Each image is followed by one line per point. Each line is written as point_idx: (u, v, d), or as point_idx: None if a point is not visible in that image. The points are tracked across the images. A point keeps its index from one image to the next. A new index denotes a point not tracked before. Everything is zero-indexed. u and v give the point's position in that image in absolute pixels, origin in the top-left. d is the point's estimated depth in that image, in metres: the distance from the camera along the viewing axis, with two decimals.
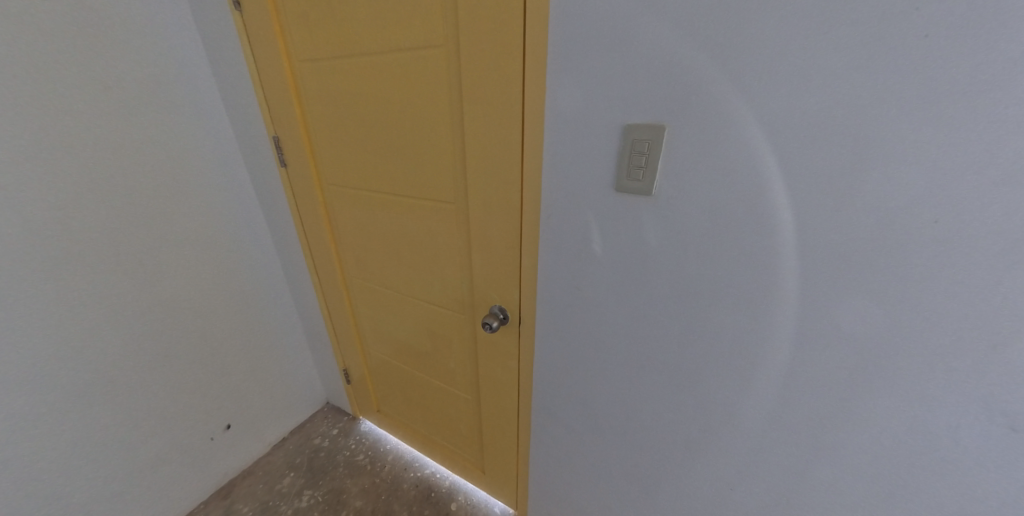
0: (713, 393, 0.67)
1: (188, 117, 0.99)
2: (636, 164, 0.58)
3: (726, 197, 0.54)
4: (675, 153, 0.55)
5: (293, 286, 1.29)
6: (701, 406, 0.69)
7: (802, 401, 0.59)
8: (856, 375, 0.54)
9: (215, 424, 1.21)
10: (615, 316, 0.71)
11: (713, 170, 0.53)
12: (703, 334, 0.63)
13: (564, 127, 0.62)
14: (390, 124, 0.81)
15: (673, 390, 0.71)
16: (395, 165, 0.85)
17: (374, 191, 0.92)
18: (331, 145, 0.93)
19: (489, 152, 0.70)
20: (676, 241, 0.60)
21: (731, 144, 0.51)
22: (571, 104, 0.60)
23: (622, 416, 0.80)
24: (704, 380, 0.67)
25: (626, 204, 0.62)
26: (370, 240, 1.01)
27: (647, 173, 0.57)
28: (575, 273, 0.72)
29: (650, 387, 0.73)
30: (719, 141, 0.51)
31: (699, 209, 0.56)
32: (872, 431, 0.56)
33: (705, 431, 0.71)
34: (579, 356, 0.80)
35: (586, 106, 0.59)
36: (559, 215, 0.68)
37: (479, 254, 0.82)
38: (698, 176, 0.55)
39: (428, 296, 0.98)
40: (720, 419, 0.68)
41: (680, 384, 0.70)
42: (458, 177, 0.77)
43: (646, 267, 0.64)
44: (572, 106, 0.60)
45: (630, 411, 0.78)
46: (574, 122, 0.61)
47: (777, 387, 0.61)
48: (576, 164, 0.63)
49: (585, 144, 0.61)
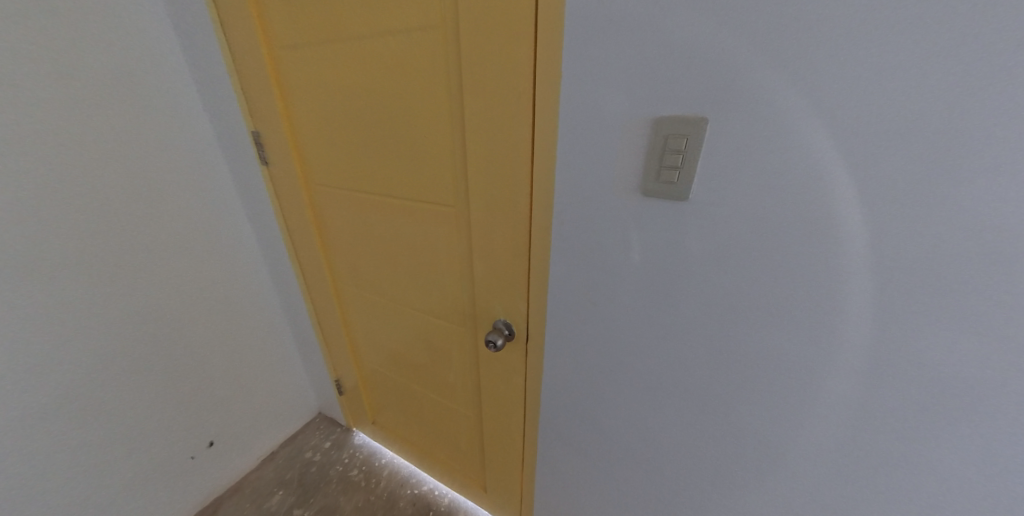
0: (748, 422, 0.59)
1: (162, 110, 0.90)
2: (668, 163, 0.49)
3: (777, 202, 0.45)
4: (715, 152, 0.47)
5: (281, 292, 1.21)
6: (732, 434, 0.62)
7: (852, 432, 0.52)
8: (921, 410, 0.47)
9: (198, 441, 1.12)
10: (635, 334, 0.63)
11: (760, 173, 0.45)
12: (738, 358, 0.56)
13: (582, 119, 0.53)
14: (381, 119, 0.72)
15: (700, 416, 0.64)
16: (388, 164, 0.77)
17: (366, 192, 0.84)
18: (317, 141, 0.84)
19: (494, 149, 0.61)
20: (712, 253, 0.52)
21: (785, 143, 0.43)
22: (589, 94, 0.51)
23: (640, 441, 0.73)
24: (737, 408, 0.59)
25: (652, 211, 0.53)
26: (363, 245, 0.93)
27: (682, 173, 0.49)
28: (590, 287, 0.64)
29: (674, 412, 0.66)
30: (771, 137, 0.43)
31: (741, 218, 0.48)
32: (935, 471, 0.49)
33: (736, 461, 0.64)
34: (593, 376, 0.72)
35: (608, 96, 0.50)
36: (573, 222, 0.60)
37: (482, 263, 0.73)
38: (743, 179, 0.46)
39: (426, 307, 0.90)
40: (754, 450, 0.61)
41: (709, 411, 0.62)
42: (458, 177, 0.69)
43: (674, 282, 0.56)
44: (591, 95, 0.51)
45: (650, 436, 0.71)
46: (593, 115, 0.52)
47: (824, 419, 0.53)
48: (595, 164, 0.54)
49: (606, 140, 0.52)
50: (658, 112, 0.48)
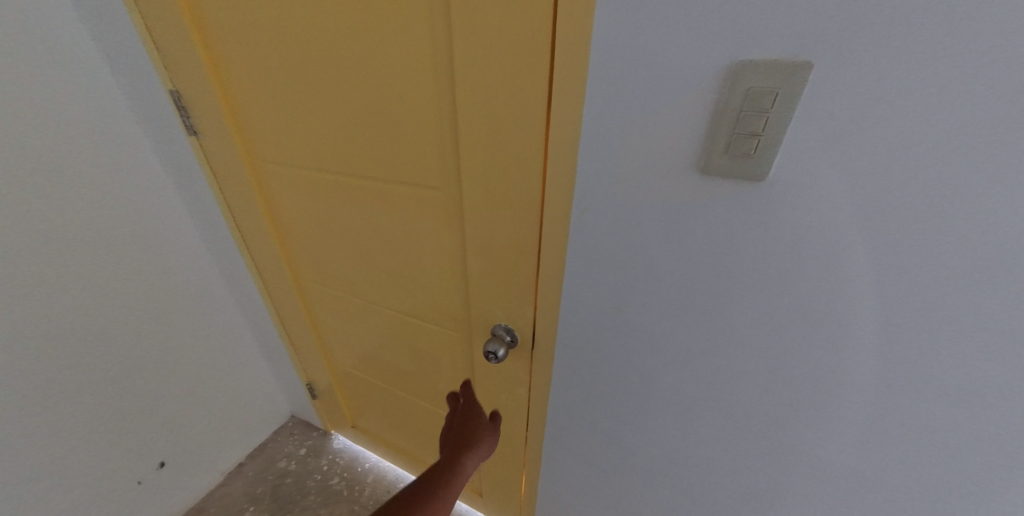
0: (799, 436, 0.52)
1: (45, 58, 0.66)
2: (743, 129, 0.36)
3: (893, 181, 0.34)
4: (812, 116, 0.34)
5: (234, 288, 1.03)
6: (777, 448, 0.54)
7: (933, 448, 0.45)
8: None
9: (144, 463, 0.97)
10: (670, 341, 0.53)
11: (874, 144, 0.33)
12: (799, 368, 0.47)
13: (622, 68, 0.38)
14: (337, 73, 0.54)
15: (740, 430, 0.55)
16: (349, 135, 0.59)
17: (326, 171, 0.66)
18: (257, 104, 0.65)
19: (496, 115, 0.46)
20: (787, 247, 0.40)
21: (916, 103, 0.31)
22: (635, 31, 0.36)
23: (665, 455, 0.64)
24: (788, 421, 0.51)
25: (710, 195, 0.41)
26: (327, 235, 0.76)
27: (761, 144, 0.36)
28: (616, 289, 0.52)
29: (709, 425, 0.57)
30: (902, 91, 0.31)
31: (833, 204, 0.37)
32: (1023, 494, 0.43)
33: (780, 478, 0.56)
34: (613, 387, 0.62)
35: (662, 38, 0.36)
36: (598, 209, 0.47)
37: (478, 260, 0.59)
38: (848, 150, 0.34)
39: (408, 308, 0.75)
40: (800, 464, 0.54)
41: (752, 423, 0.54)
42: (446, 153, 0.52)
43: (727, 283, 0.45)
44: (637, 33, 0.36)
45: (677, 451, 0.62)
46: (638, 62, 0.37)
47: (893, 435, 0.46)
48: (637, 134, 0.40)
49: (654, 99, 0.38)
50: (736, 57, 0.34)
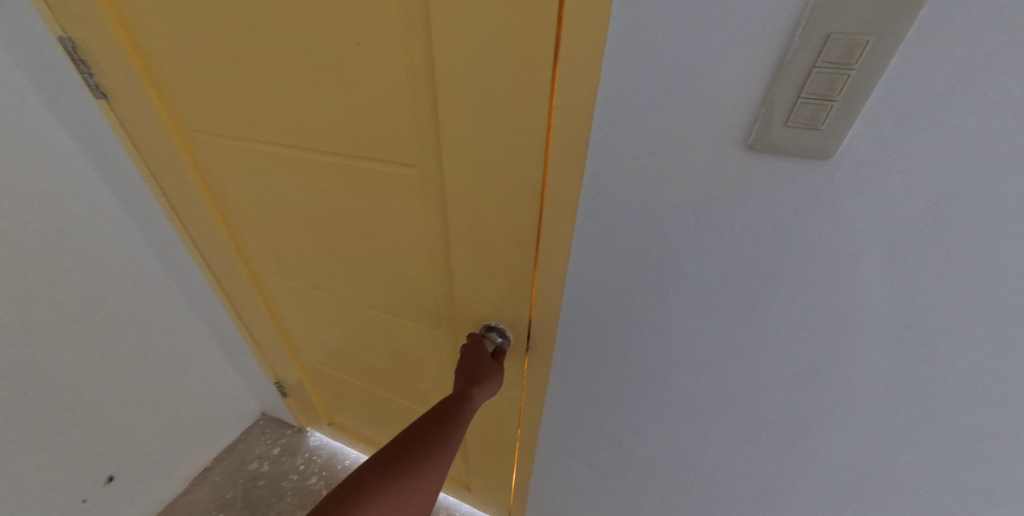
0: (826, 449, 0.46)
1: None
2: (812, 96, 0.28)
3: (993, 167, 0.27)
4: (907, 76, 0.26)
5: (183, 280, 0.90)
6: (800, 462, 0.49)
7: (974, 469, 0.40)
8: None
9: (87, 479, 0.85)
10: (689, 347, 0.46)
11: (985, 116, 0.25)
12: (838, 380, 0.41)
13: (655, 10, 0.29)
14: (272, 15, 0.42)
15: (759, 441, 0.50)
16: (295, 96, 0.47)
17: (275, 145, 0.54)
18: (179, 57, 0.52)
19: (487, 76, 0.35)
20: (844, 242, 0.33)
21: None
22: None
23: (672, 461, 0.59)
24: (816, 434, 0.46)
25: (756, 179, 0.33)
26: (283, 221, 0.65)
27: (834, 114, 0.28)
28: (630, 287, 0.45)
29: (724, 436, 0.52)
30: None
31: (913, 193, 0.30)
32: None
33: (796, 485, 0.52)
34: (618, 390, 0.56)
35: None
36: (613, 195, 0.39)
37: (464, 251, 0.50)
38: (938, 126, 0.27)
39: (382, 303, 0.66)
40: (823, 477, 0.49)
41: (773, 435, 0.48)
42: (421, 126, 0.42)
43: (763, 284, 0.38)
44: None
45: (685, 457, 0.57)
46: (676, 0, 0.28)
47: (935, 453, 0.41)
48: (670, 100, 0.32)
49: (694, 53, 0.29)
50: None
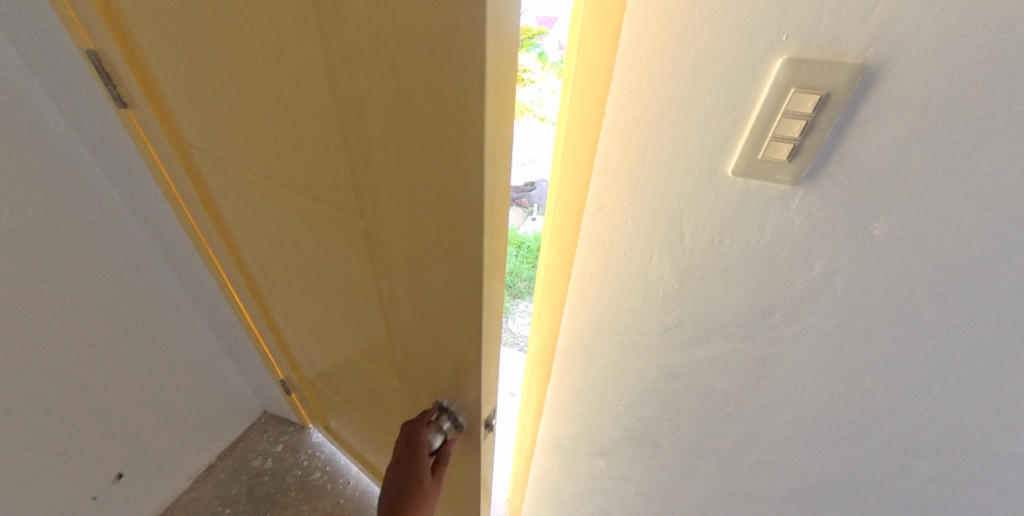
0: (806, 444, 0.49)
1: None
2: (784, 137, 0.30)
3: (963, 187, 0.29)
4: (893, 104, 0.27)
5: (188, 282, 0.92)
6: (778, 454, 0.52)
7: (936, 454, 0.43)
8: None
9: (98, 477, 0.88)
10: (682, 353, 0.48)
11: (958, 142, 0.27)
12: (817, 376, 0.43)
13: (658, 36, 0.30)
14: (228, 44, 0.37)
15: (744, 438, 0.52)
16: (258, 130, 0.43)
17: (248, 171, 0.51)
18: (164, 73, 0.50)
19: (409, 95, 0.27)
20: (832, 251, 0.35)
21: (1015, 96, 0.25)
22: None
23: (664, 465, 0.60)
24: (795, 429, 0.48)
25: (747, 194, 0.34)
26: (265, 242, 0.63)
27: (811, 138, 0.30)
28: (626, 296, 0.46)
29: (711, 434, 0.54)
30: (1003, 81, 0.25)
31: (889, 205, 0.31)
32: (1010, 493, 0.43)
33: (777, 481, 0.54)
34: (615, 398, 0.57)
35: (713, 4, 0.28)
36: (613, 206, 0.40)
37: (410, 314, 0.44)
38: (909, 147, 0.28)
39: (352, 337, 0.62)
40: (800, 469, 0.52)
41: (758, 432, 0.51)
42: (353, 150, 0.35)
43: (754, 290, 0.40)
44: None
45: (676, 459, 0.59)
46: (676, 30, 0.30)
47: (900, 443, 0.44)
48: (664, 119, 0.33)
49: (693, 77, 0.31)
50: (814, 29, 0.26)
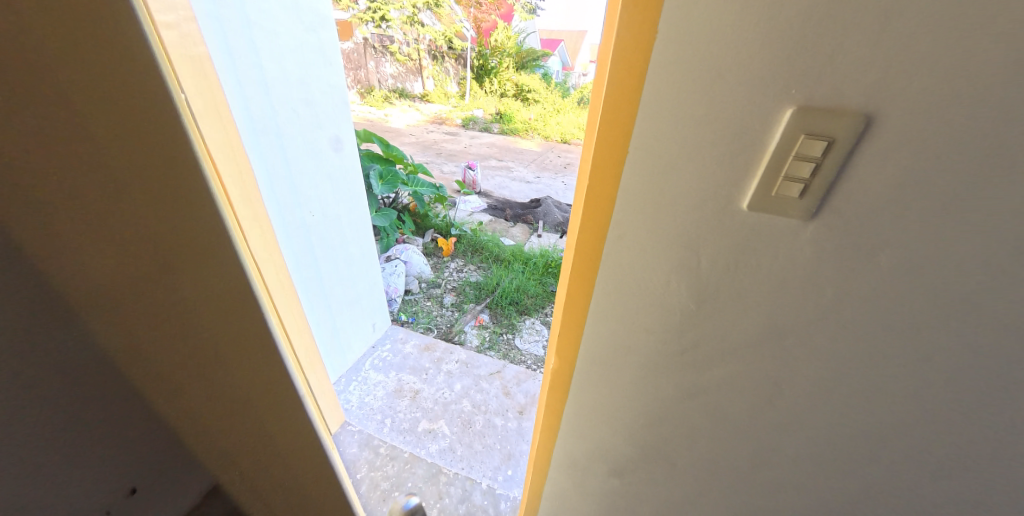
0: (808, 467, 0.51)
1: None
2: (792, 178, 0.33)
3: (958, 229, 0.31)
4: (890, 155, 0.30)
5: None
6: (781, 476, 0.53)
7: (935, 482, 0.45)
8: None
9: None
10: (691, 375, 0.50)
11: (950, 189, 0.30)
12: (821, 400, 0.45)
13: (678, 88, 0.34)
14: None
15: (746, 460, 0.54)
16: None
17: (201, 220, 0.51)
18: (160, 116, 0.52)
19: None
20: (836, 283, 0.37)
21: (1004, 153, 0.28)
22: (709, 44, 0.31)
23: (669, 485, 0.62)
24: (797, 451, 0.50)
25: (756, 228, 0.37)
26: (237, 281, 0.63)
27: (816, 181, 0.33)
28: (637, 320, 0.48)
29: (715, 454, 0.55)
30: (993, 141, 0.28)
31: (891, 243, 0.34)
32: None
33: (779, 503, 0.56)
34: (622, 419, 0.58)
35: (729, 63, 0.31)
36: (628, 236, 0.43)
37: None
38: (911, 192, 0.31)
39: None
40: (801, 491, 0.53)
41: (763, 453, 0.52)
42: None
43: (764, 316, 0.42)
44: (701, 48, 0.32)
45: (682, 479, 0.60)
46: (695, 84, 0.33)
47: (901, 469, 0.46)
48: (680, 161, 0.36)
49: (708, 124, 0.34)
50: (816, 85, 0.30)
